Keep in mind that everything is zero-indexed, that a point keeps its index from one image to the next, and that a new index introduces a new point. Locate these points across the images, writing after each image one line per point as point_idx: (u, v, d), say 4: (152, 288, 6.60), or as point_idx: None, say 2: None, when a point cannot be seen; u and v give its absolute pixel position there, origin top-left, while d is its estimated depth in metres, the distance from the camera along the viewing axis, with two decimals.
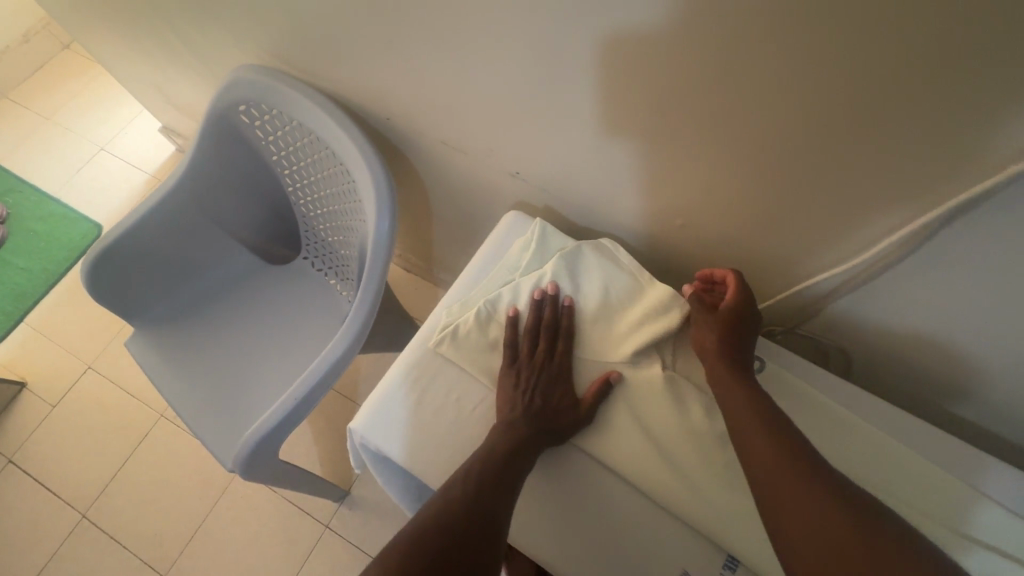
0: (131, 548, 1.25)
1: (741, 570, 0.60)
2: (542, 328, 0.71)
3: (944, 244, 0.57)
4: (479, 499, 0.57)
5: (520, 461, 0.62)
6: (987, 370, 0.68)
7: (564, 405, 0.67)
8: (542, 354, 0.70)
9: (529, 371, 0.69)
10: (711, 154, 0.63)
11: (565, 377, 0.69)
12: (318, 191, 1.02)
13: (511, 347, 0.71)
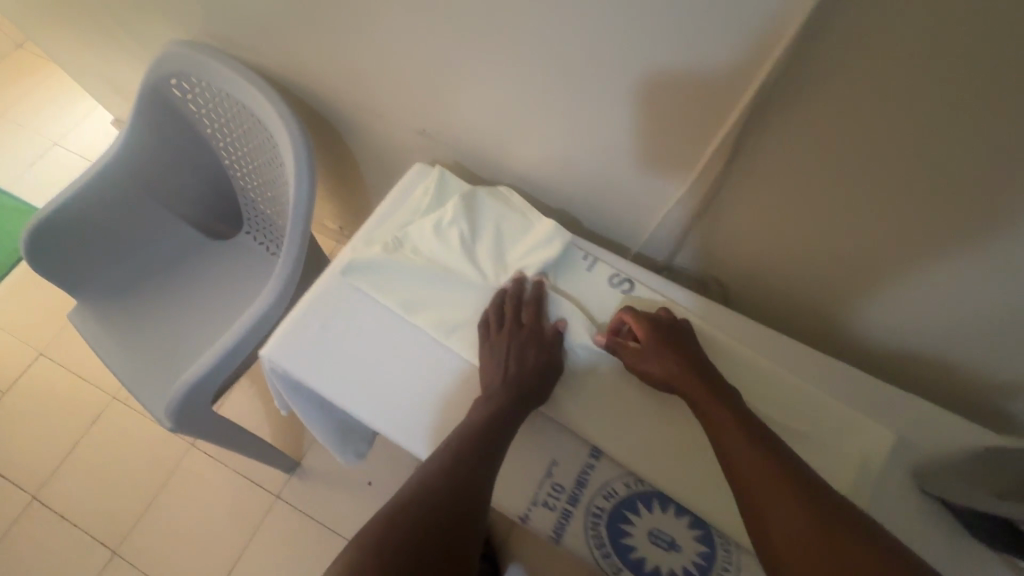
0: (84, 524, 1.31)
1: (604, 460, 0.59)
2: (510, 306, 0.64)
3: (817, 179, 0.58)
4: (450, 491, 0.51)
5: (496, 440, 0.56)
6: (868, 315, 0.70)
7: (538, 371, 0.60)
8: (512, 327, 0.62)
9: (499, 346, 0.62)
10: (600, 102, 0.64)
11: (537, 339, 0.62)
12: (253, 164, 1.02)
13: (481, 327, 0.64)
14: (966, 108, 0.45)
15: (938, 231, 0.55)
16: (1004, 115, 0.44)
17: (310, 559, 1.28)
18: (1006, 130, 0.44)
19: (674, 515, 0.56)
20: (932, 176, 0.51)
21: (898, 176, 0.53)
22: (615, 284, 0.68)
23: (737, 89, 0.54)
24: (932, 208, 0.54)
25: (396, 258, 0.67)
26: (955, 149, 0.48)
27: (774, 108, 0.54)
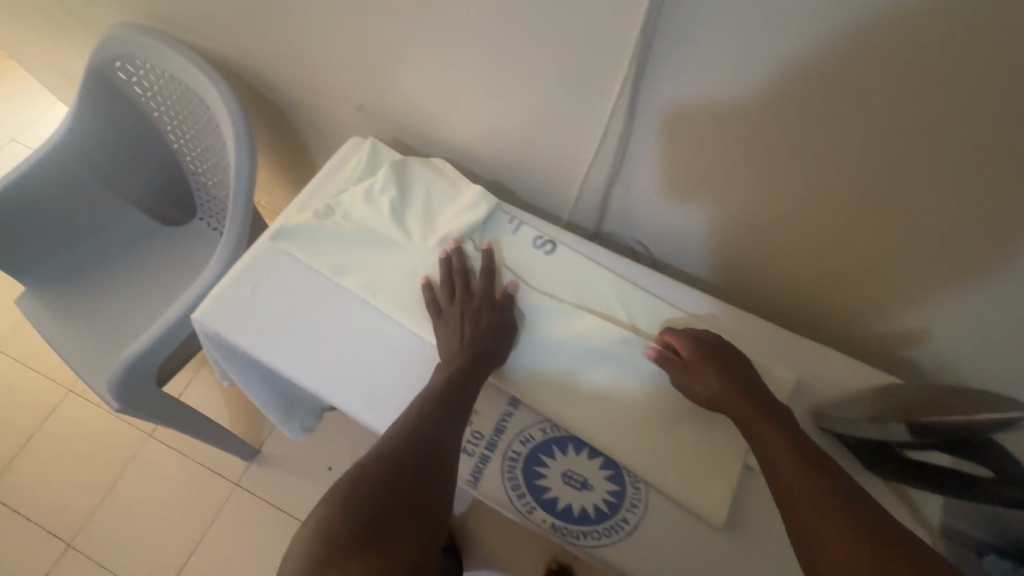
0: (37, 519, 1.29)
1: (523, 408, 0.62)
2: (460, 277, 0.66)
3: (714, 137, 0.62)
4: (419, 446, 0.51)
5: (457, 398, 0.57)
6: (783, 270, 0.74)
7: (493, 333, 0.62)
8: (464, 297, 0.64)
9: (454, 317, 0.63)
10: (516, 67, 0.67)
11: (489, 306, 0.64)
12: (201, 147, 1.03)
13: (435, 302, 0.65)
14: (827, 47, 0.49)
15: (824, 174, 0.60)
16: (857, 52, 0.48)
17: (271, 545, 1.27)
18: (862, 66, 0.49)
19: (588, 457, 0.59)
20: (810, 119, 0.55)
21: (782, 122, 0.57)
22: (538, 244, 0.71)
23: (628, 46, 0.57)
24: (814, 152, 0.58)
25: (325, 223, 0.69)
26: (824, 91, 0.52)
27: (665, 62, 0.57)
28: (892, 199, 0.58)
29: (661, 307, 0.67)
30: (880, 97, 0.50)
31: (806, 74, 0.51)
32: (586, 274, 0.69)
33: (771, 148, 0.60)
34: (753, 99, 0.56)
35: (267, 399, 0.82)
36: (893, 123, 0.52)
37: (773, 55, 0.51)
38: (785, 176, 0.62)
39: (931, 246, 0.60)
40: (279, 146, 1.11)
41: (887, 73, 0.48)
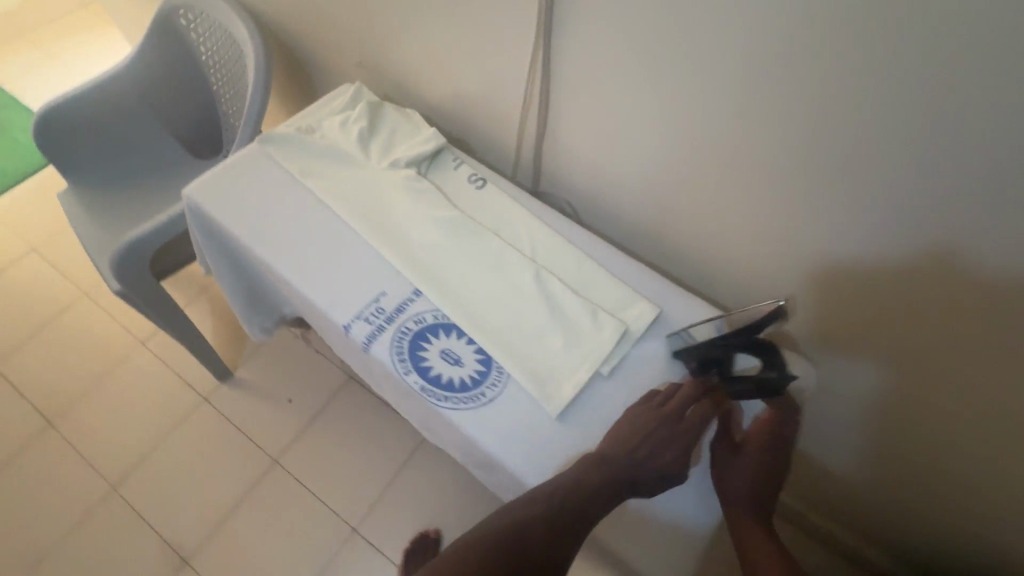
0: (28, 398, 1.44)
1: (422, 298, 0.73)
2: (683, 398, 0.63)
3: (616, 102, 0.75)
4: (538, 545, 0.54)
5: (602, 512, 0.57)
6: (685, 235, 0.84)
7: (666, 468, 0.60)
8: (672, 418, 0.62)
9: (649, 425, 0.62)
10: (472, 32, 0.83)
11: (692, 441, 0.62)
12: (232, 89, 1.22)
13: (653, 400, 0.64)
14: (673, 21, 0.62)
15: (691, 141, 0.72)
16: (694, 25, 0.61)
17: (221, 457, 1.37)
18: (699, 36, 0.62)
19: (466, 343, 0.70)
20: (672, 85, 0.68)
21: (654, 87, 0.70)
22: (472, 180, 0.84)
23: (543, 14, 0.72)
24: (680, 117, 0.70)
25: (304, 137, 0.85)
26: (684, 59, 0.65)
27: (568, 27, 0.72)
28: (743, 164, 0.69)
29: (559, 242, 0.79)
30: (714, 67, 0.63)
31: (664, 45, 0.65)
32: (505, 210, 0.82)
33: (654, 113, 0.73)
34: (633, 65, 0.70)
35: (232, 285, 0.95)
36: (729, 91, 0.64)
37: (640, 25, 0.65)
38: (666, 141, 0.74)
39: (779, 213, 0.71)
40: (299, 97, 1.30)
41: (716, 45, 0.61)
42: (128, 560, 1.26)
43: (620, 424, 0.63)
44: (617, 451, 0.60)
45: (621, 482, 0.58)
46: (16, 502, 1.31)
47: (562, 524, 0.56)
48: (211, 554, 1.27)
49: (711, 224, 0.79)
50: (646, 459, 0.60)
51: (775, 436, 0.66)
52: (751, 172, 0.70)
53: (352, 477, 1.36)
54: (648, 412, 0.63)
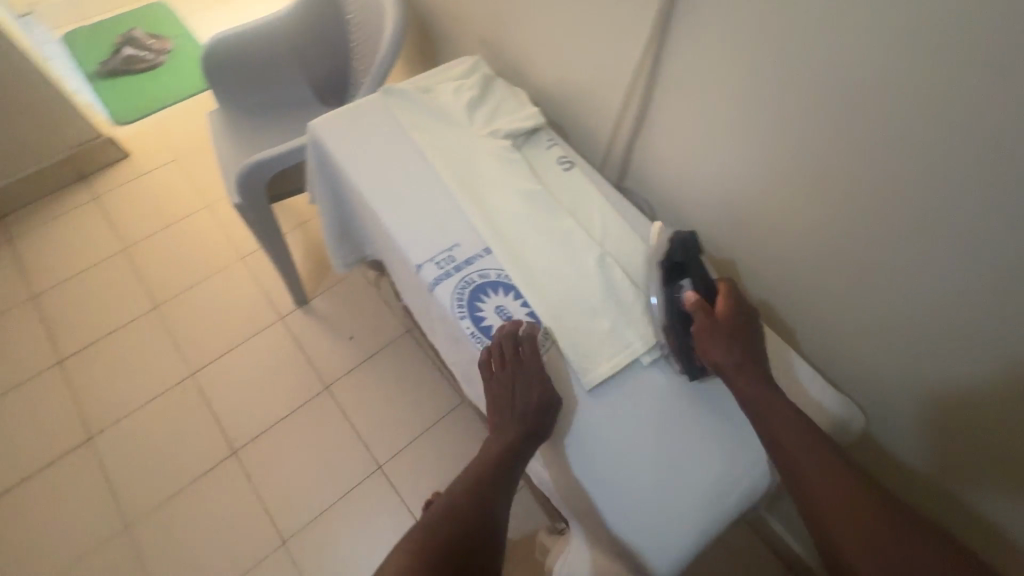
0: (145, 281, 1.68)
1: (491, 256, 0.78)
2: (505, 345, 0.70)
3: (722, 107, 0.77)
4: (472, 507, 0.67)
5: (518, 458, 0.70)
6: (764, 252, 0.85)
7: (538, 404, 0.69)
8: (512, 363, 0.70)
9: (505, 379, 0.70)
10: (594, 23, 0.88)
11: (539, 376, 0.70)
12: (368, 46, 1.35)
13: (492, 358, 0.71)
14: (791, 32, 0.64)
15: (788, 153, 0.73)
16: (811, 38, 0.62)
17: (283, 370, 1.52)
18: (814, 51, 0.63)
19: (521, 304, 0.75)
20: (777, 96, 0.70)
21: (759, 96, 0.72)
22: (560, 162, 0.89)
23: (662, 13, 0.76)
24: (779, 130, 0.72)
25: (421, 95, 0.93)
26: (795, 74, 0.66)
27: (685, 26, 0.75)
28: (835, 187, 0.70)
29: (629, 235, 0.82)
30: (823, 84, 0.64)
31: (777, 55, 0.67)
32: (585, 195, 0.85)
33: (753, 124, 0.75)
34: (743, 71, 0.72)
35: (330, 216, 1.06)
36: (834, 110, 0.65)
37: (757, 32, 0.67)
38: (761, 150, 0.76)
39: (863, 241, 0.71)
40: (423, 64, 1.41)
41: (830, 61, 0.62)
42: (189, 436, 1.43)
43: (492, 388, 0.72)
44: (501, 411, 0.71)
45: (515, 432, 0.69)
46: (116, 363, 1.53)
47: (479, 494, 0.68)
48: (255, 451, 1.41)
49: (792, 241, 0.80)
50: (523, 407, 0.69)
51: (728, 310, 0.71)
52: (842, 195, 0.70)
53: (388, 419, 1.46)
54: (506, 373, 0.70)
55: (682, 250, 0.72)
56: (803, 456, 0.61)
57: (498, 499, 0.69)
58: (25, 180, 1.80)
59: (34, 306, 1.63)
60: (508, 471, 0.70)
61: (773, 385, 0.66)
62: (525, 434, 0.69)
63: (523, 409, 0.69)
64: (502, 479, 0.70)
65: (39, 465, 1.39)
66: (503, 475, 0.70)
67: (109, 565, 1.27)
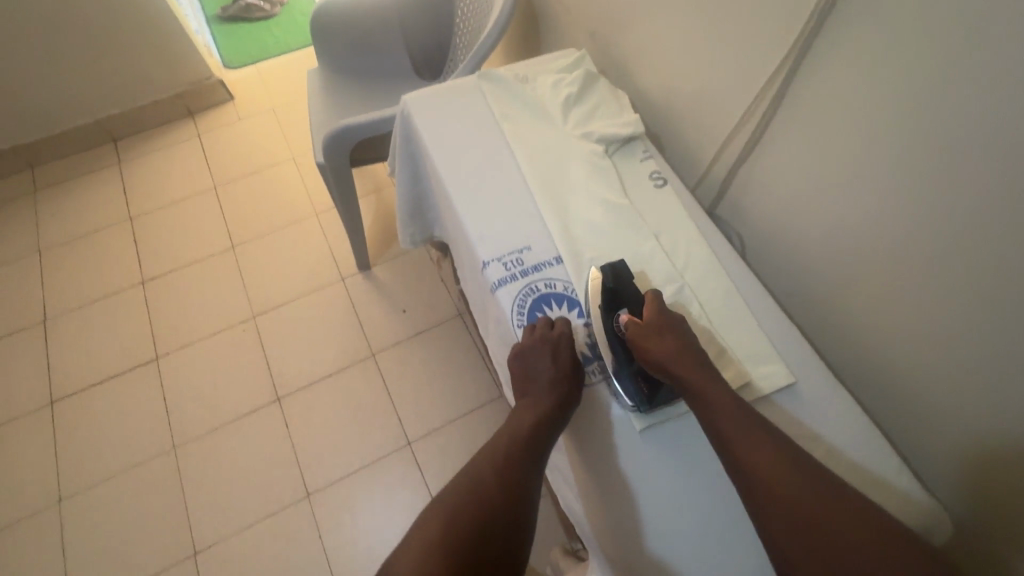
0: (227, 220, 1.77)
1: (561, 267, 0.74)
2: (540, 325, 0.69)
3: (844, 150, 0.68)
4: (501, 486, 0.63)
5: (547, 436, 0.66)
6: (857, 320, 0.75)
7: (570, 378, 0.67)
8: (546, 338, 0.68)
9: (536, 352, 0.67)
10: (718, 32, 0.80)
11: (570, 349, 0.68)
12: (474, 25, 1.32)
13: (524, 335, 0.69)
14: (957, 76, 0.54)
15: (912, 217, 0.62)
16: (982, 86, 0.52)
17: (335, 331, 1.56)
18: (982, 102, 0.53)
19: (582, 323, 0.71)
20: (917, 148, 0.59)
21: (895, 144, 0.62)
22: (652, 177, 0.82)
23: (800, 34, 0.68)
24: (909, 188, 0.62)
25: (518, 85, 0.89)
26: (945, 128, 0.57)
27: (827, 50, 0.66)
28: (966, 268, 0.58)
29: (715, 269, 0.75)
30: (982, 142, 0.54)
31: (931, 101, 0.57)
32: (674, 217, 0.79)
33: (877, 176, 0.65)
34: (885, 112, 0.62)
35: (404, 193, 1.05)
36: (987, 177, 0.54)
37: (913, 70, 0.58)
38: (881, 208, 0.66)
39: (986, 342, 0.59)
40: (525, 51, 1.37)
41: (999, 118, 0.52)
42: (242, 375, 1.50)
43: (520, 364, 0.69)
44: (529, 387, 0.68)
45: (547, 408, 0.66)
46: (189, 293, 1.63)
47: (506, 471, 0.64)
48: (297, 403, 1.46)
49: (895, 317, 0.69)
50: (555, 380, 0.66)
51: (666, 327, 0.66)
52: (973, 281, 0.58)
53: (425, 400, 1.46)
54: (534, 342, 0.68)
55: (614, 277, 0.70)
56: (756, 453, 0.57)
57: (528, 470, 0.65)
58: (141, 109, 1.94)
59: (130, 227, 1.76)
60: (536, 448, 0.66)
61: (712, 372, 0.63)
62: (558, 410, 0.66)
63: (554, 382, 0.66)
64: (532, 450, 0.66)
65: (111, 373, 1.50)
66: (534, 445, 0.66)
67: (155, 478, 1.37)
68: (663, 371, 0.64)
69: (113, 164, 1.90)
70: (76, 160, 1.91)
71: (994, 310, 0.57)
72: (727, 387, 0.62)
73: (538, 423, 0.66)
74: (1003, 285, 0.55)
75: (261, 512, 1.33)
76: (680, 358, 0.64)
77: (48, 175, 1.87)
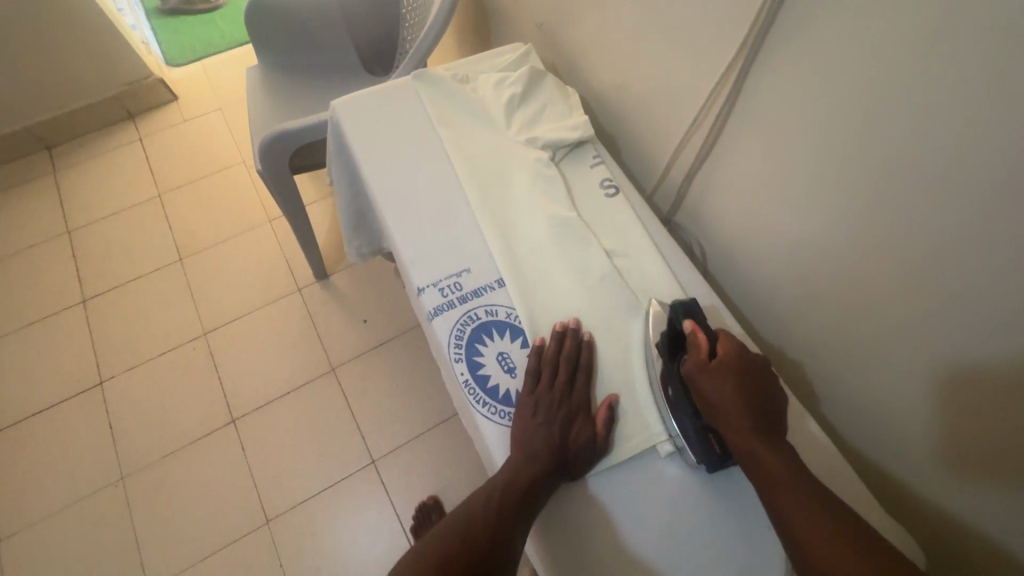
0: (173, 230, 1.66)
1: (502, 291, 0.67)
2: (559, 364, 0.62)
3: (803, 156, 0.63)
4: (485, 553, 0.53)
5: (543, 497, 0.56)
6: (824, 330, 0.71)
7: (579, 439, 0.59)
8: (561, 388, 0.61)
9: (548, 403, 0.60)
10: (667, 24, 0.74)
11: (584, 406, 0.62)
12: (420, 14, 1.23)
13: (535, 372, 0.62)
14: (919, 79, 0.49)
15: (879, 227, 0.58)
16: (946, 91, 0.47)
17: (293, 344, 1.48)
18: (945, 107, 0.48)
19: (520, 346, 0.65)
20: (882, 157, 0.55)
21: (858, 150, 0.57)
22: (604, 187, 0.76)
23: (752, 30, 0.62)
24: (876, 196, 0.57)
25: (457, 87, 0.82)
26: (905, 137, 0.52)
27: (780, 48, 0.61)
28: (936, 281, 0.55)
29: (671, 288, 0.69)
30: (945, 150, 0.49)
31: (894, 104, 0.52)
32: (628, 232, 0.73)
33: (837, 183, 0.61)
34: (843, 115, 0.57)
35: (345, 205, 0.97)
36: (956, 186, 0.50)
37: (871, 70, 0.53)
38: (848, 214, 0.61)
39: (958, 357, 0.55)
40: (475, 44, 1.29)
41: (959, 122, 0.47)
42: (193, 397, 1.42)
43: (526, 408, 0.61)
44: (530, 436, 0.59)
45: (547, 467, 0.56)
46: (135, 310, 1.53)
47: (492, 534, 0.54)
48: (254, 423, 1.39)
49: (868, 330, 0.65)
50: (567, 438, 0.58)
51: (736, 368, 0.57)
52: (943, 292, 0.54)
53: (390, 414, 1.40)
54: (550, 387, 0.61)
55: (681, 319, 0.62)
56: (791, 503, 0.50)
57: (514, 538, 0.54)
58: (75, 113, 1.81)
59: (69, 241, 1.65)
60: (529, 507, 0.55)
61: (773, 436, 0.55)
62: (557, 472, 0.57)
63: (562, 443, 0.58)
64: (525, 510, 0.55)
65: (53, 400, 1.41)
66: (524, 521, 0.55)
67: (101, 513, 1.29)
68: (716, 421, 0.57)
69: (47, 174, 1.77)
70: (6, 170, 1.78)
71: (967, 323, 0.53)
72: (786, 452, 0.54)
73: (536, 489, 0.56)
74: (978, 300, 0.52)
75: (219, 542, 1.26)
76: (743, 405, 0.55)
77: None
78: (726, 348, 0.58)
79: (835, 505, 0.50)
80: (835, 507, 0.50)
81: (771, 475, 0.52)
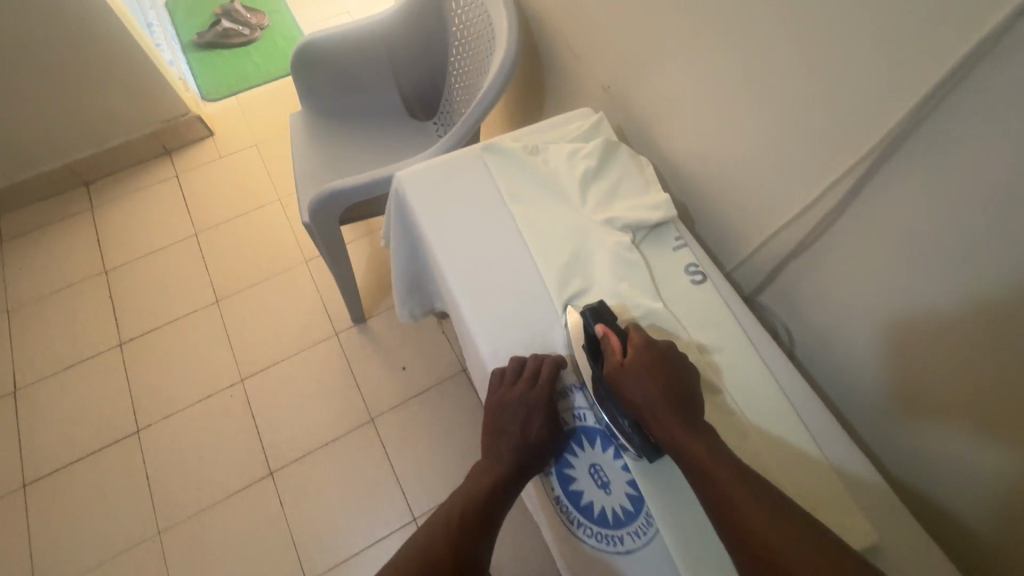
0: (210, 271, 1.65)
1: (582, 393, 0.64)
2: (527, 369, 0.63)
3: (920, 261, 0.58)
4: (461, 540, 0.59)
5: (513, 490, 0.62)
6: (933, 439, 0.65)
7: (541, 436, 0.61)
8: (526, 392, 0.61)
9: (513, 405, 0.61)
10: (759, 105, 0.69)
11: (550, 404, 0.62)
12: (470, 65, 1.21)
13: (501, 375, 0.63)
14: None
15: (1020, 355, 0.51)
16: None
17: (331, 393, 1.45)
18: None
19: (612, 455, 0.61)
20: None
21: (998, 276, 0.51)
22: (689, 272, 0.72)
23: (866, 126, 0.58)
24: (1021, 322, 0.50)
25: (528, 158, 0.78)
26: None
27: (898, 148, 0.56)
28: None
29: (768, 389, 0.65)
30: None
31: None
32: (717, 322, 0.69)
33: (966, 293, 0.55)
34: (986, 230, 0.51)
35: (401, 270, 0.94)
36: None
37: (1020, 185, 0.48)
38: (979, 333, 0.55)
39: None
40: (526, 94, 1.26)
41: None
42: (230, 447, 1.39)
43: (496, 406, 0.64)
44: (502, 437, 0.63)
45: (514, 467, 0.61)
46: (171, 355, 1.51)
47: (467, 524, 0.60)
48: (292, 476, 1.35)
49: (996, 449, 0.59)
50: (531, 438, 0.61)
51: (646, 362, 0.58)
52: None
53: (431, 469, 1.35)
54: (512, 386, 0.62)
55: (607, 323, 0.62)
56: (720, 490, 0.51)
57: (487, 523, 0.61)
58: (113, 151, 1.81)
59: (105, 281, 1.64)
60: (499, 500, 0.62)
61: (693, 421, 0.55)
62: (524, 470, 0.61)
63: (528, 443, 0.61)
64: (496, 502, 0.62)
65: (89, 449, 1.39)
66: (489, 512, 0.62)
67: (136, 569, 1.25)
68: (639, 417, 0.57)
69: (84, 211, 1.77)
70: (45, 207, 1.78)
71: None
72: (706, 436, 0.54)
73: (500, 485, 0.62)
74: None
75: None
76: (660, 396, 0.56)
77: (16, 226, 1.74)
78: (633, 344, 0.60)
79: (752, 480, 0.52)
80: (754, 483, 0.51)
81: (702, 467, 0.52)
